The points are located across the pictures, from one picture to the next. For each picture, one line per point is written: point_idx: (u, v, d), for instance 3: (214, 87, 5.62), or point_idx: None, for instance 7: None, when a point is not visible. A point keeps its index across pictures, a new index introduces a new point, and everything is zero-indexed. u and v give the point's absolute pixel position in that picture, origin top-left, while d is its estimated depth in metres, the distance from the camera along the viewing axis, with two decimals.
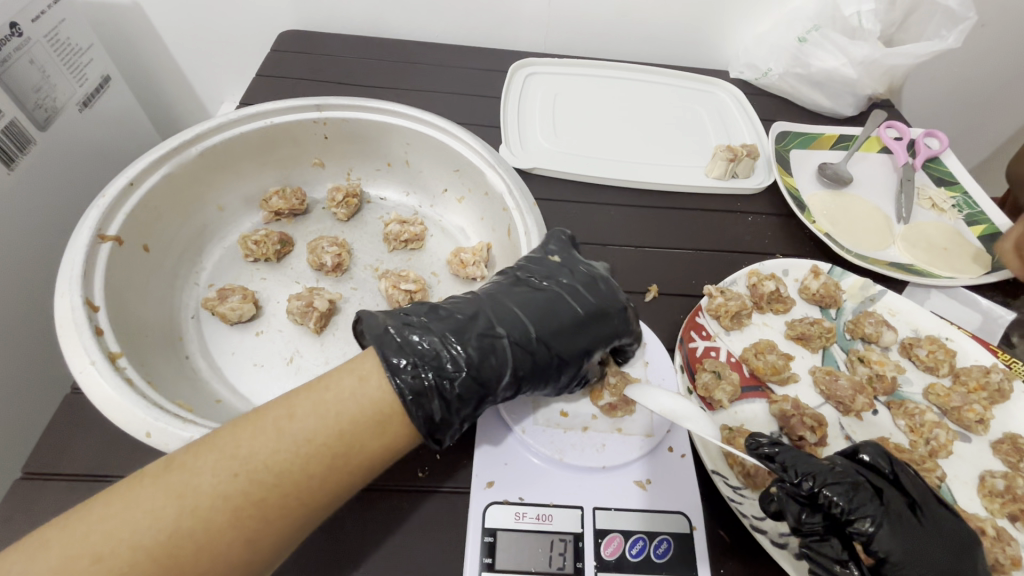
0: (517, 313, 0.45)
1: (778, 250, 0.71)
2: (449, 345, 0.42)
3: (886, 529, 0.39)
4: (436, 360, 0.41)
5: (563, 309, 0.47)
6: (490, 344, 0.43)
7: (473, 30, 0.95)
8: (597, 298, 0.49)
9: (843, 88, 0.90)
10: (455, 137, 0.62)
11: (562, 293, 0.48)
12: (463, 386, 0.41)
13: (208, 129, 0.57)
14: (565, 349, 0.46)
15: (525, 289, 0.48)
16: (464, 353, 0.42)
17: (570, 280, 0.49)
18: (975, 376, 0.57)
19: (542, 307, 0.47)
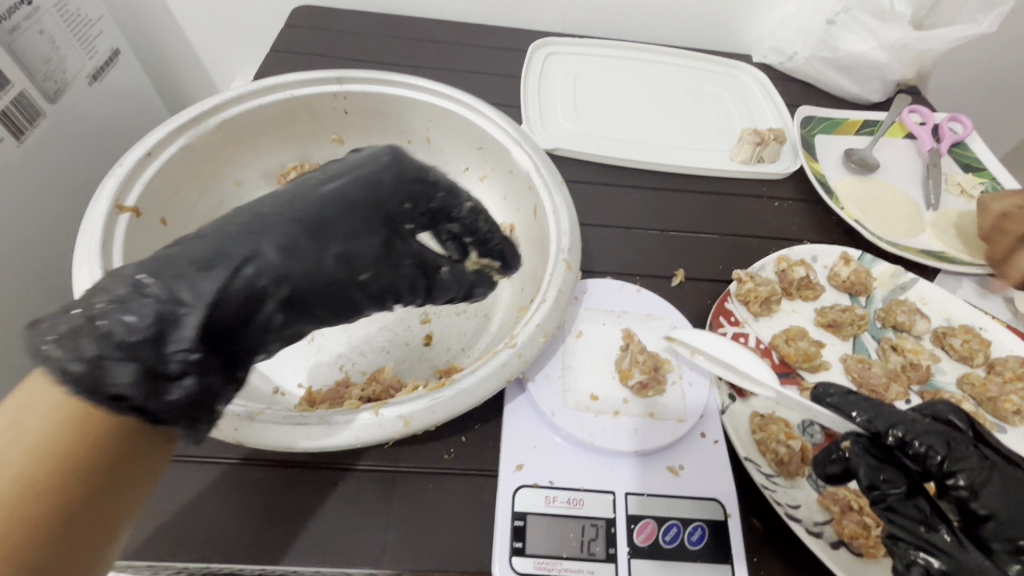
0: (254, 221, 0.36)
1: (805, 237, 0.70)
2: (165, 276, 0.31)
3: (989, 483, 0.36)
4: (127, 304, 0.29)
5: (296, 210, 0.38)
6: (191, 262, 0.32)
7: (491, 8, 0.93)
8: (335, 181, 0.41)
9: (871, 73, 0.88)
10: (480, 113, 0.60)
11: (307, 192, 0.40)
12: (174, 322, 0.30)
13: (227, 100, 0.55)
14: (334, 240, 0.38)
15: (259, 199, 0.38)
16: (187, 279, 0.31)
17: (331, 176, 0.41)
18: (1010, 367, 0.55)
19: (271, 212, 0.37)
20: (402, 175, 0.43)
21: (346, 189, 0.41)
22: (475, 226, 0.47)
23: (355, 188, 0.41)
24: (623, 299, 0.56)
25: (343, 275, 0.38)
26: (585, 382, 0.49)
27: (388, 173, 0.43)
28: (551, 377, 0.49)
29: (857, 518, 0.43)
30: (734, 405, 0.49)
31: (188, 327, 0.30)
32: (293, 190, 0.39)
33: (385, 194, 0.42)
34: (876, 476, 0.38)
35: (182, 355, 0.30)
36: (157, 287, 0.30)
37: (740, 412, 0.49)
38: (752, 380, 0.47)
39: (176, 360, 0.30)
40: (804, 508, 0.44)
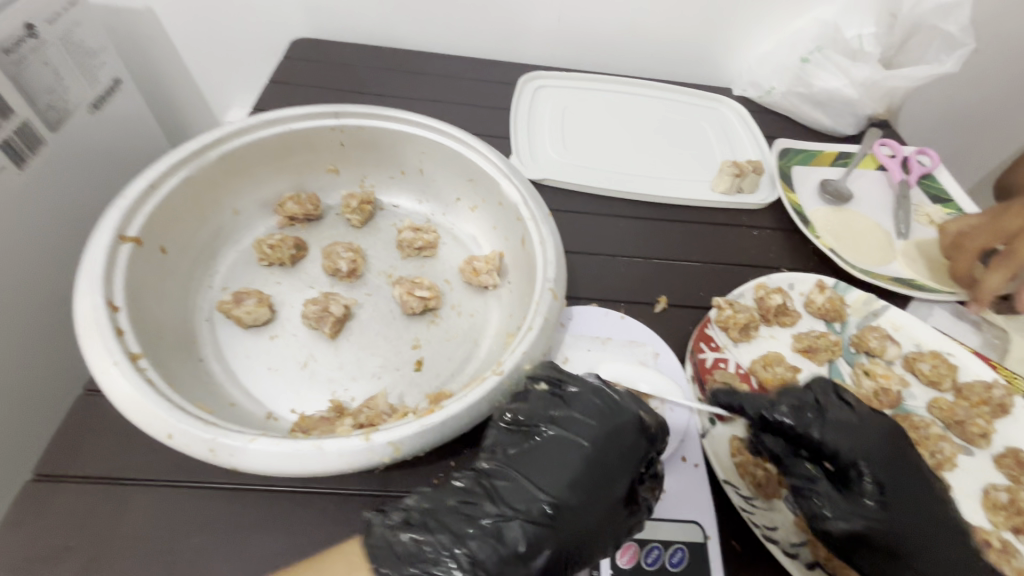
0: (532, 470, 0.42)
1: (783, 265, 0.73)
2: (460, 531, 0.39)
3: (836, 429, 0.46)
4: (428, 553, 0.38)
5: (573, 458, 0.42)
6: (519, 473, 0.41)
7: (483, 43, 0.97)
8: (584, 442, 0.43)
9: (843, 107, 0.92)
10: (471, 147, 0.63)
11: (568, 447, 0.42)
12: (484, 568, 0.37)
13: (228, 133, 0.58)
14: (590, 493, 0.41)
15: (521, 447, 0.43)
16: (471, 534, 0.38)
17: (562, 442, 0.43)
18: (977, 392, 0.58)
19: (538, 459, 0.42)
20: (587, 457, 0.42)
21: (610, 447, 0.43)
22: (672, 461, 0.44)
23: (571, 444, 0.43)
24: (606, 326, 0.58)
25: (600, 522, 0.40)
26: None
27: (580, 436, 0.43)
28: None
29: None
30: (714, 429, 0.51)
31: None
32: (571, 442, 0.43)
33: (599, 454, 0.42)
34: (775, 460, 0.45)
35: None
36: (448, 536, 0.38)
37: (720, 436, 0.51)
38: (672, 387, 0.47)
39: None
40: (782, 530, 0.46)
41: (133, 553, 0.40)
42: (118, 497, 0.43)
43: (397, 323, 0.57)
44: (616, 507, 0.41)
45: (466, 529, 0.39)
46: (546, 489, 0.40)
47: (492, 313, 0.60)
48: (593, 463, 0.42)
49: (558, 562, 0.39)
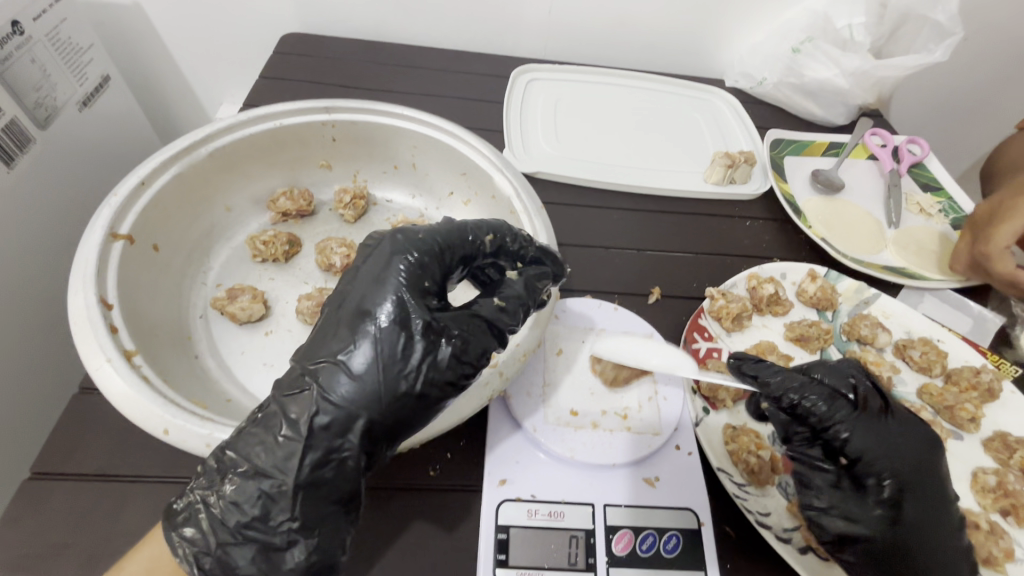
0: (312, 347, 0.37)
1: (775, 255, 0.73)
2: (248, 446, 0.36)
3: (861, 433, 0.44)
4: (214, 470, 0.36)
5: (363, 307, 0.37)
6: (325, 341, 0.37)
7: (474, 35, 0.96)
8: (387, 280, 0.38)
9: (835, 97, 0.92)
10: (464, 141, 0.63)
11: (364, 297, 0.38)
12: (277, 463, 0.35)
13: (219, 129, 0.57)
14: (400, 323, 0.37)
15: (325, 318, 0.39)
16: (253, 444, 0.36)
17: (351, 300, 0.38)
18: (965, 376, 0.59)
19: (321, 329, 0.38)
20: (377, 294, 0.38)
21: (395, 283, 0.38)
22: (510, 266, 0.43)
23: (363, 293, 0.38)
24: (599, 318, 0.58)
25: (415, 357, 0.36)
26: (565, 398, 0.51)
27: (375, 281, 0.38)
28: (532, 395, 0.51)
29: None
30: (707, 417, 0.52)
31: (287, 503, 0.35)
32: (357, 297, 0.38)
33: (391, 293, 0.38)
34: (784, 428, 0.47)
35: (284, 522, 0.35)
36: (265, 435, 0.36)
37: (713, 424, 0.52)
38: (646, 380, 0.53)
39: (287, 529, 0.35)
40: (774, 516, 0.47)
41: (132, 548, 0.40)
42: (116, 494, 0.43)
43: None
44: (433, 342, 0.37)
45: (279, 416, 0.36)
46: (342, 348, 0.36)
47: None
48: (396, 304, 0.37)
49: (381, 421, 0.36)
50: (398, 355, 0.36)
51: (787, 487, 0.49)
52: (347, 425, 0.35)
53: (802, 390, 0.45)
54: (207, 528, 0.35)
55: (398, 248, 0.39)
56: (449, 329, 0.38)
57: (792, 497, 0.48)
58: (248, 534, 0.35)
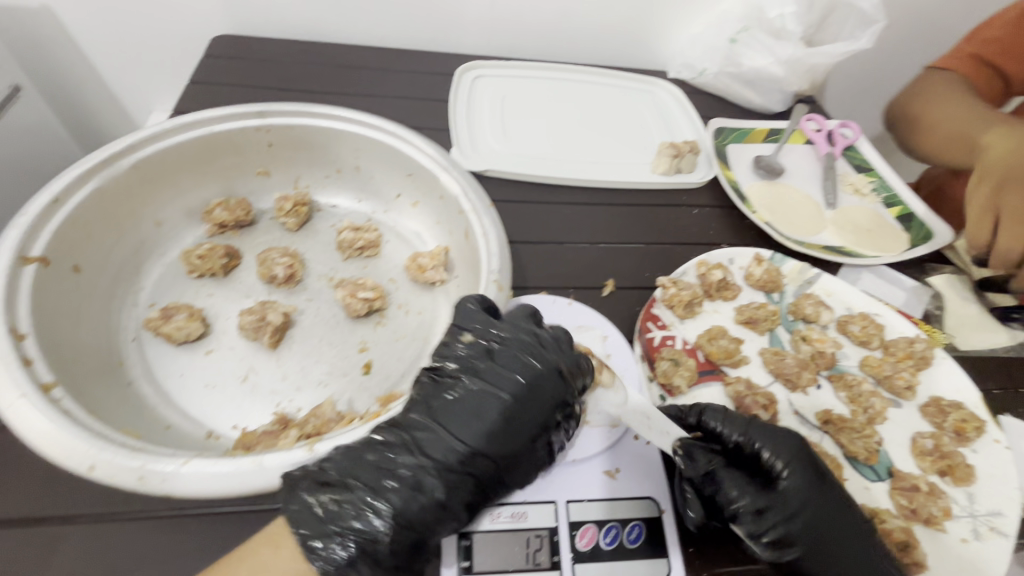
0: (456, 425, 0.42)
1: (722, 241, 0.75)
2: (392, 495, 0.39)
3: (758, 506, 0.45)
4: (347, 513, 0.38)
5: (493, 395, 0.43)
6: (457, 414, 0.42)
7: (417, 33, 0.95)
8: (525, 389, 0.44)
9: (772, 85, 0.95)
10: (407, 141, 0.62)
11: (509, 397, 0.43)
12: (421, 519, 0.39)
13: (141, 139, 0.54)
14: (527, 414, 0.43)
15: (449, 390, 0.44)
16: (397, 502, 0.39)
17: (482, 381, 0.44)
18: (901, 347, 0.62)
19: (461, 410, 0.43)
20: (511, 384, 0.43)
21: (529, 377, 0.44)
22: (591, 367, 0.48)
23: (509, 392, 0.43)
24: (556, 314, 0.58)
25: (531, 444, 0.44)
26: None
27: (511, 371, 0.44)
28: None
29: None
30: (664, 404, 0.54)
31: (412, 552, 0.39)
32: (490, 381, 0.44)
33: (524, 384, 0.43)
34: (696, 510, 0.45)
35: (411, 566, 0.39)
36: (404, 488, 0.39)
37: (670, 409, 0.54)
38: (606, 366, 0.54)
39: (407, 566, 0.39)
40: None
41: None
42: (43, 541, 0.38)
43: (342, 328, 0.55)
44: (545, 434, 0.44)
45: (415, 474, 0.40)
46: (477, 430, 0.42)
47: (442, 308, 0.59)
48: (532, 418, 0.43)
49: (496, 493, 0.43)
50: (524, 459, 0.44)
51: None
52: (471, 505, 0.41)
53: (704, 464, 0.45)
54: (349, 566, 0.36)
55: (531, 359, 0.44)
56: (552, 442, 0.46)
57: None
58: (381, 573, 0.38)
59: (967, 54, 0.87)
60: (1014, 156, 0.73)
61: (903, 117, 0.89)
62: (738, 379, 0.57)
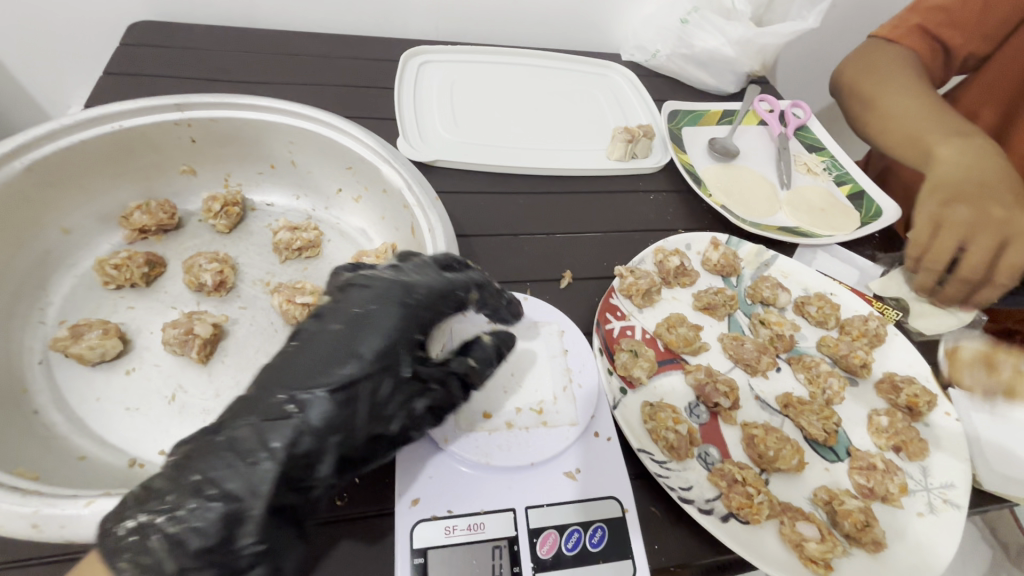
0: (295, 376, 0.37)
1: (680, 226, 0.74)
2: (214, 468, 0.33)
3: None
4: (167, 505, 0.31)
5: (339, 344, 0.38)
6: (300, 368, 0.37)
7: (358, 17, 0.89)
8: (385, 324, 0.39)
9: (724, 66, 0.95)
10: (344, 131, 0.57)
11: (358, 335, 0.38)
12: (250, 489, 0.32)
13: (35, 138, 0.48)
14: (387, 365, 0.38)
15: (298, 344, 0.39)
16: (218, 465, 0.33)
17: (329, 331, 0.39)
18: (856, 325, 0.62)
19: (301, 361, 0.38)
20: (365, 332, 0.38)
21: (381, 321, 0.39)
22: (490, 299, 0.47)
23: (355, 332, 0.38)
24: None
25: (396, 397, 0.38)
26: (476, 401, 0.47)
27: (365, 319, 0.39)
28: None
29: (741, 490, 0.47)
30: (625, 398, 0.52)
31: (256, 523, 0.32)
32: (342, 330, 0.39)
33: (375, 329, 0.39)
34: None
35: (250, 545, 0.32)
36: (230, 459, 0.33)
37: (631, 403, 0.52)
38: (563, 361, 0.51)
39: (244, 556, 0.32)
40: (696, 488, 0.47)
41: None
42: None
43: (281, 337, 0.51)
44: (413, 382, 0.39)
45: (248, 439, 0.34)
46: (321, 383, 0.36)
47: None
48: (393, 351, 0.39)
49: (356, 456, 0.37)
50: (380, 396, 0.38)
51: (707, 457, 0.51)
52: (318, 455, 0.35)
53: None
54: (161, 555, 0.30)
55: (394, 297, 0.40)
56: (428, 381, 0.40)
57: (712, 467, 0.50)
58: (208, 561, 0.31)
59: (912, 25, 0.87)
60: (969, 167, 0.71)
61: (857, 96, 0.87)
62: (698, 366, 0.56)
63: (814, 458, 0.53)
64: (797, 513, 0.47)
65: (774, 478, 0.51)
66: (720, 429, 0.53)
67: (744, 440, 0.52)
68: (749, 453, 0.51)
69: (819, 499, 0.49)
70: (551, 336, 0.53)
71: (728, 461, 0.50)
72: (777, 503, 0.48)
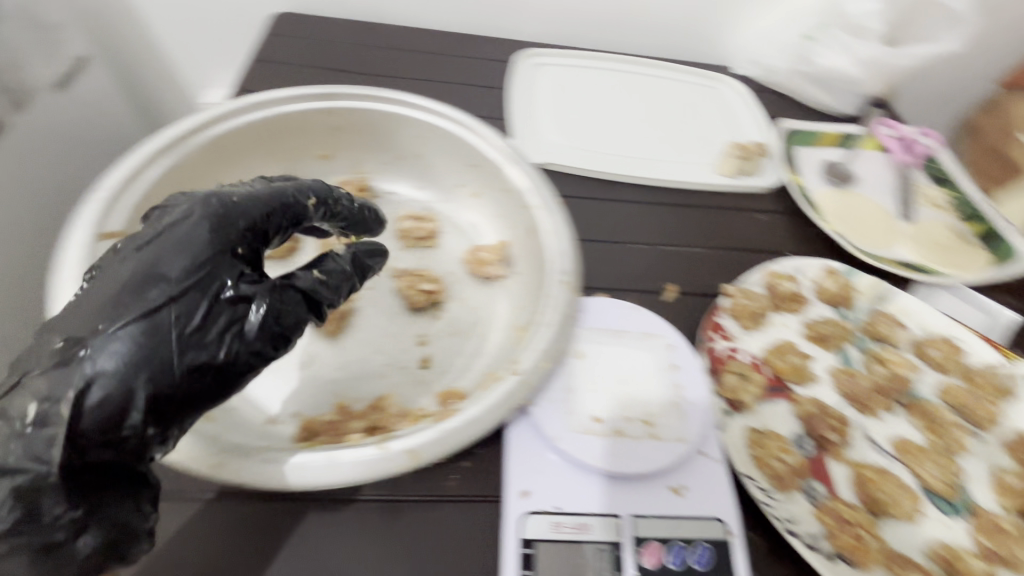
0: (115, 307, 0.33)
1: (789, 250, 0.72)
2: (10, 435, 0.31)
3: None
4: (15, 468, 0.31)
5: (123, 274, 0.34)
6: (123, 298, 0.33)
7: (476, 21, 0.93)
8: (190, 240, 0.36)
9: (845, 86, 0.90)
10: (474, 131, 0.61)
11: (146, 256, 0.35)
12: (79, 428, 0.31)
13: (216, 117, 0.54)
14: (181, 292, 0.34)
15: (116, 271, 0.35)
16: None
17: (120, 261, 0.35)
18: (984, 375, 0.58)
19: (120, 288, 0.34)
20: (145, 260, 0.34)
21: (154, 250, 0.34)
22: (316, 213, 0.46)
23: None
24: (623, 319, 0.55)
25: (189, 327, 0.33)
26: (587, 403, 0.48)
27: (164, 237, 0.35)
28: (554, 402, 0.47)
29: (851, 531, 0.46)
30: (728, 420, 0.52)
31: (54, 492, 0.32)
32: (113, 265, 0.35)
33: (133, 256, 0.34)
34: None
35: (60, 510, 0.32)
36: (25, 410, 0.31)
37: (735, 427, 0.51)
38: (674, 379, 0.50)
39: (61, 523, 0.32)
40: (801, 522, 0.46)
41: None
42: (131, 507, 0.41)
43: (402, 319, 0.55)
44: (220, 311, 0.34)
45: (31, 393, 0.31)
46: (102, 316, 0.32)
47: (500, 305, 0.58)
48: (185, 273, 0.34)
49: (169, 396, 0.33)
50: (191, 322, 0.33)
51: (813, 492, 0.49)
52: (130, 398, 0.31)
53: None
54: None
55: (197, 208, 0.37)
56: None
57: (817, 502, 0.48)
58: (18, 530, 0.32)
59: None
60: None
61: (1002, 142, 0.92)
62: (808, 399, 0.54)
63: (932, 511, 0.50)
64: (909, 564, 0.45)
65: (885, 522, 0.49)
66: (828, 466, 0.51)
67: (853, 481, 0.50)
68: (860, 495, 0.49)
69: (935, 554, 0.47)
70: (663, 351, 0.52)
71: (836, 499, 0.48)
72: (889, 551, 0.46)
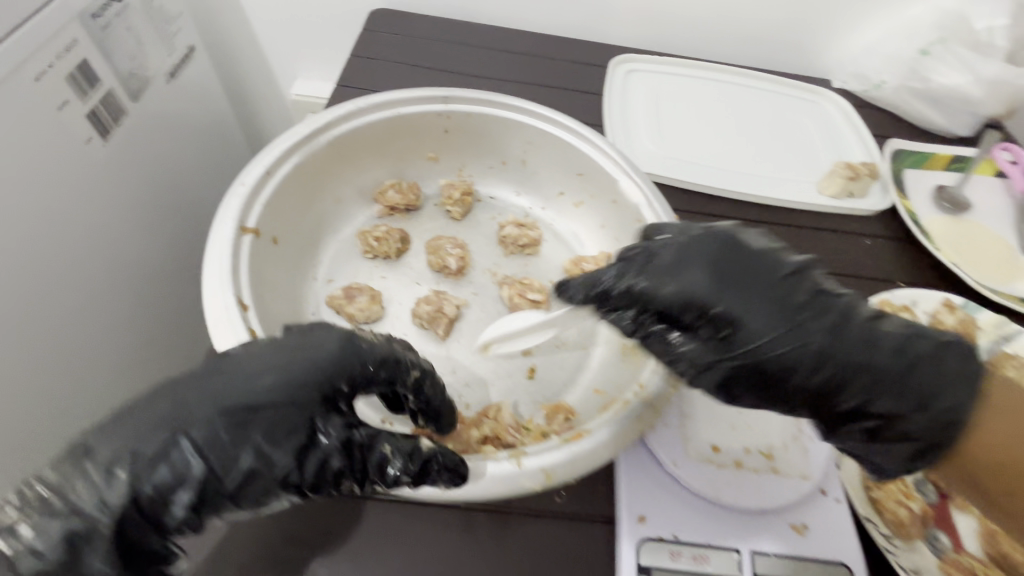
0: (214, 395, 0.33)
1: (899, 280, 0.68)
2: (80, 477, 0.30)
3: None
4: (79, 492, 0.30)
5: (240, 377, 0.34)
6: (221, 394, 0.33)
7: (569, 22, 0.92)
8: (307, 367, 0.35)
9: (960, 106, 0.85)
10: (586, 138, 0.58)
11: (273, 368, 0.35)
12: (116, 506, 0.30)
13: (339, 116, 0.55)
14: (278, 414, 0.34)
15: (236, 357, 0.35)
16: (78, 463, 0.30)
17: (244, 354, 0.35)
18: None
19: (225, 379, 0.34)
20: (269, 368, 0.35)
21: (284, 364, 0.35)
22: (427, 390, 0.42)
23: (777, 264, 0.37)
24: None
25: (259, 451, 0.33)
26: (703, 431, 0.47)
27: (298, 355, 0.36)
28: (670, 426, 0.47)
29: None
30: (844, 458, 0.49)
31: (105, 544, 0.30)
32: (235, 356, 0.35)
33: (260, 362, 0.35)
34: None
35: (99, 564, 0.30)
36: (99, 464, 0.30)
37: (850, 465, 0.49)
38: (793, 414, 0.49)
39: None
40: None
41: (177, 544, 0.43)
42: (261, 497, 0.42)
43: None
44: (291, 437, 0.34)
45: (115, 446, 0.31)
46: (203, 409, 0.32)
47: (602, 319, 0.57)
48: (290, 399, 0.34)
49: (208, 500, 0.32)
50: (274, 435, 0.33)
51: (936, 542, 0.46)
52: (180, 481, 0.31)
53: None
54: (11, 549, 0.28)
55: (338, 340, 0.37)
56: (875, 383, 0.36)
57: (943, 554, 0.45)
58: None
59: None
60: None
61: None
62: None
63: None
64: None
65: None
66: (952, 515, 0.48)
67: (981, 534, 0.47)
68: (989, 550, 0.46)
69: None
70: None
71: (964, 554, 0.45)
72: None
